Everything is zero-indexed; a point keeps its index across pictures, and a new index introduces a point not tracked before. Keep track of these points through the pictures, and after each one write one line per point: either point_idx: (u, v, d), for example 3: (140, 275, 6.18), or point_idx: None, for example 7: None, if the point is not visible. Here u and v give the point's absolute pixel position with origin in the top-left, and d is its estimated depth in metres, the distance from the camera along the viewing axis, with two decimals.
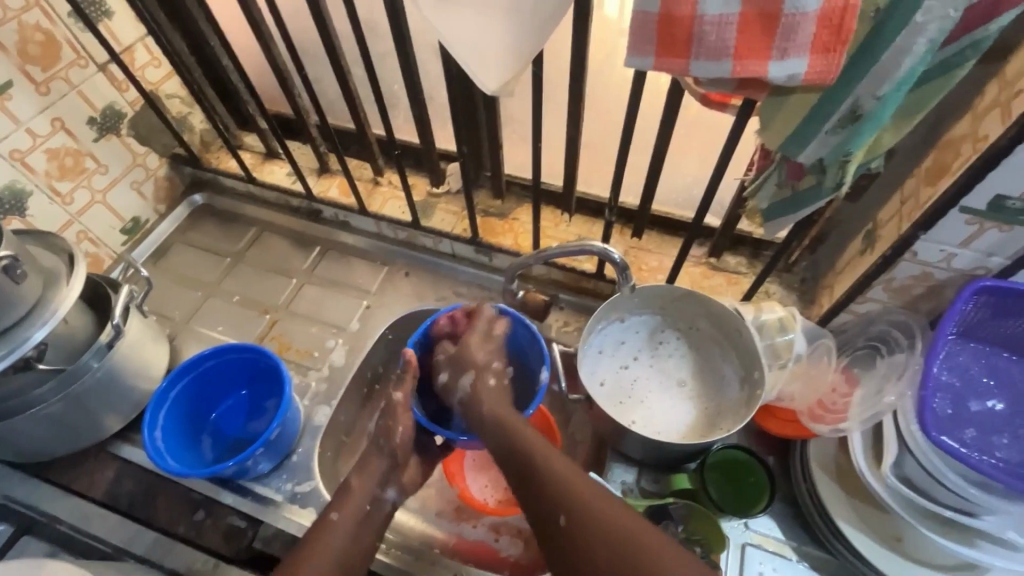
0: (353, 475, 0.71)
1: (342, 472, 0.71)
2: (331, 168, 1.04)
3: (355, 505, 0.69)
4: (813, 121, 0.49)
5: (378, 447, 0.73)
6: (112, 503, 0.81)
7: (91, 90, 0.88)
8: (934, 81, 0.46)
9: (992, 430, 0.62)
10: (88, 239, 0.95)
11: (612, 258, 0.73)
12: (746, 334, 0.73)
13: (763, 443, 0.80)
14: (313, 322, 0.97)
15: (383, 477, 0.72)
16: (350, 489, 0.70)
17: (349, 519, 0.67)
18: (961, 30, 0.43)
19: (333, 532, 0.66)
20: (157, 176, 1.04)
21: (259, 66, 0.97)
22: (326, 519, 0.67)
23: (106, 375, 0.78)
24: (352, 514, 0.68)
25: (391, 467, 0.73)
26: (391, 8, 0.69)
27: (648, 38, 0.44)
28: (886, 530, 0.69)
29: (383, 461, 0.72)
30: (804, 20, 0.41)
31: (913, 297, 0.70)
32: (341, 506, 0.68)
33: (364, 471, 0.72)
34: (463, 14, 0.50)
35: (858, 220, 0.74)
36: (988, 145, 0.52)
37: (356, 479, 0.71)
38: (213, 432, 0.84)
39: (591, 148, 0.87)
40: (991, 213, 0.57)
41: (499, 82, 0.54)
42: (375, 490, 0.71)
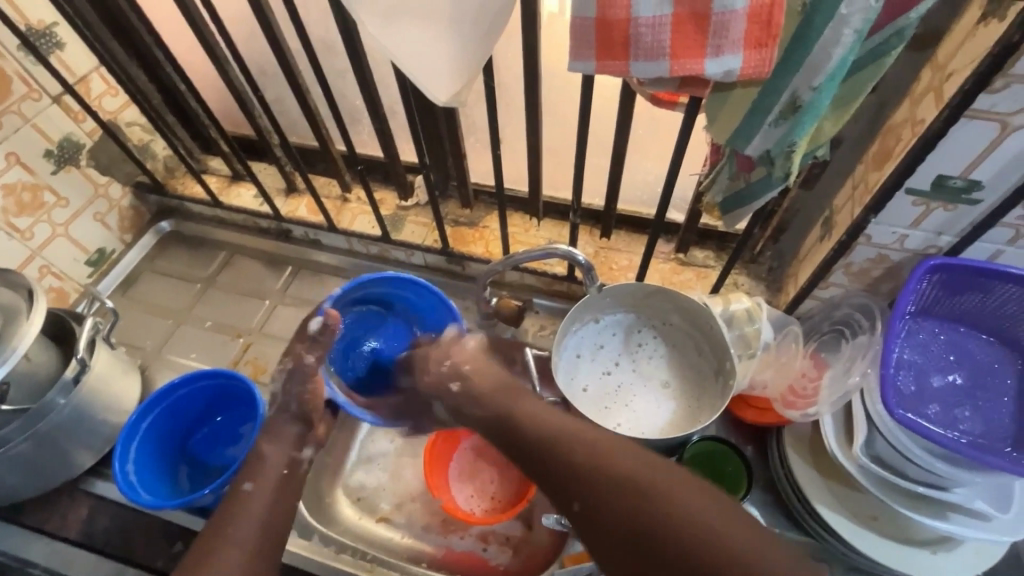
0: (281, 452, 0.71)
1: (268, 449, 0.71)
2: (298, 188, 1.03)
3: (272, 473, 0.69)
4: (755, 115, 0.50)
5: (287, 411, 0.74)
6: (87, 542, 0.79)
7: (46, 122, 0.87)
8: (865, 70, 0.48)
9: (954, 404, 0.64)
10: (51, 273, 0.93)
11: (577, 260, 0.73)
12: (715, 328, 0.74)
13: (740, 433, 0.82)
14: (288, 342, 0.96)
15: (296, 441, 0.73)
16: (283, 467, 0.70)
17: (265, 490, 0.67)
18: (885, 20, 0.44)
19: (251, 503, 0.65)
20: (121, 206, 1.03)
21: (217, 90, 0.97)
22: (241, 492, 0.66)
23: (74, 411, 0.76)
24: (271, 482, 0.68)
25: (303, 431, 0.74)
26: (343, 27, 0.69)
27: (587, 42, 0.45)
28: (863, 510, 0.71)
29: (294, 427, 0.74)
30: (734, 18, 0.42)
31: (873, 279, 0.71)
32: (254, 476, 0.68)
33: (277, 437, 0.72)
34: (406, 29, 0.50)
35: (815, 208, 0.76)
36: (924, 129, 0.54)
37: (270, 446, 0.71)
38: (190, 461, 0.82)
39: (553, 153, 0.88)
40: (934, 193, 0.59)
41: (448, 94, 0.54)
42: (290, 454, 0.71)
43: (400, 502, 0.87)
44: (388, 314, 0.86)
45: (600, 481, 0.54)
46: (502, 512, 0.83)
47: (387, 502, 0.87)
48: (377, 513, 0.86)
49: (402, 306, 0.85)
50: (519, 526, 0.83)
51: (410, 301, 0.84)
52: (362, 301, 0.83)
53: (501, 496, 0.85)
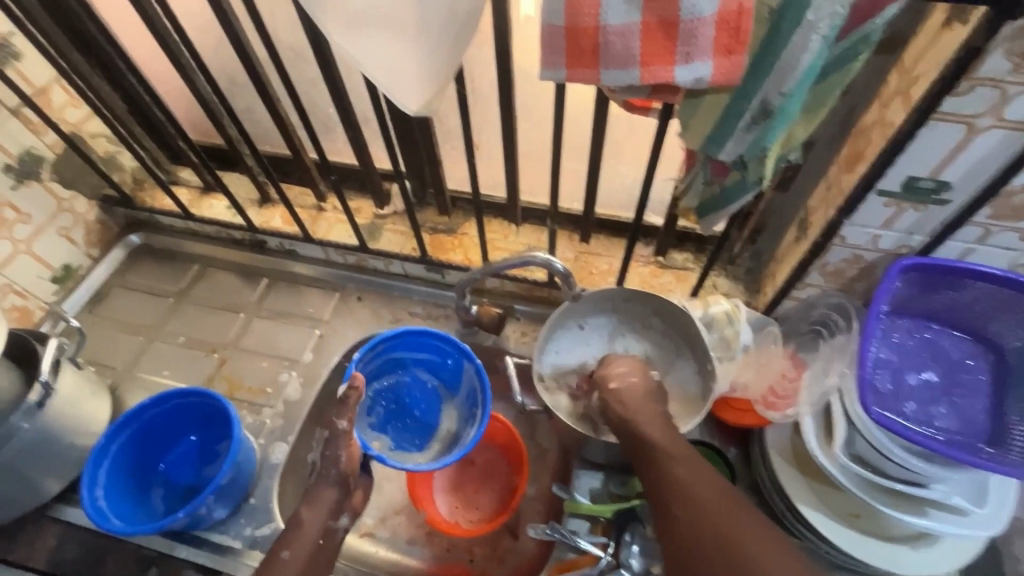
0: (318, 519, 0.67)
1: (306, 515, 0.67)
2: (272, 198, 1.01)
3: (306, 541, 0.66)
4: (727, 121, 0.50)
5: (326, 475, 0.68)
6: (57, 571, 0.76)
7: (4, 136, 0.84)
8: (833, 75, 0.48)
9: (929, 401, 0.65)
10: (14, 292, 0.90)
11: (555, 269, 0.72)
12: (694, 329, 0.75)
13: (722, 435, 0.81)
14: (265, 356, 0.94)
15: (334, 508, 0.68)
16: (319, 536, 0.67)
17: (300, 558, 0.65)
18: (852, 25, 0.44)
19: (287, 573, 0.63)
20: (87, 220, 1.00)
21: (185, 100, 0.94)
22: (276, 559, 0.64)
23: (40, 435, 0.73)
24: (305, 551, 0.65)
25: (342, 496, 0.69)
26: (311, 35, 0.68)
27: (557, 50, 0.45)
28: (845, 508, 0.71)
29: (332, 491, 0.68)
30: (703, 25, 0.42)
31: (848, 279, 0.72)
32: (290, 543, 0.65)
33: (314, 502, 0.68)
34: (372, 39, 0.49)
35: (791, 209, 0.76)
36: (894, 131, 0.54)
37: (306, 512, 0.67)
38: (163, 483, 0.80)
39: (530, 159, 0.88)
40: (905, 194, 0.59)
41: (418, 103, 0.53)
42: (326, 522, 0.67)
43: (384, 515, 0.85)
44: (402, 375, 0.83)
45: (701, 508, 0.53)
46: (487, 523, 0.82)
47: (371, 516, 0.85)
48: (360, 528, 0.84)
49: (421, 367, 0.84)
50: (505, 536, 0.82)
51: (427, 359, 0.83)
52: (379, 375, 0.81)
53: (486, 506, 0.84)
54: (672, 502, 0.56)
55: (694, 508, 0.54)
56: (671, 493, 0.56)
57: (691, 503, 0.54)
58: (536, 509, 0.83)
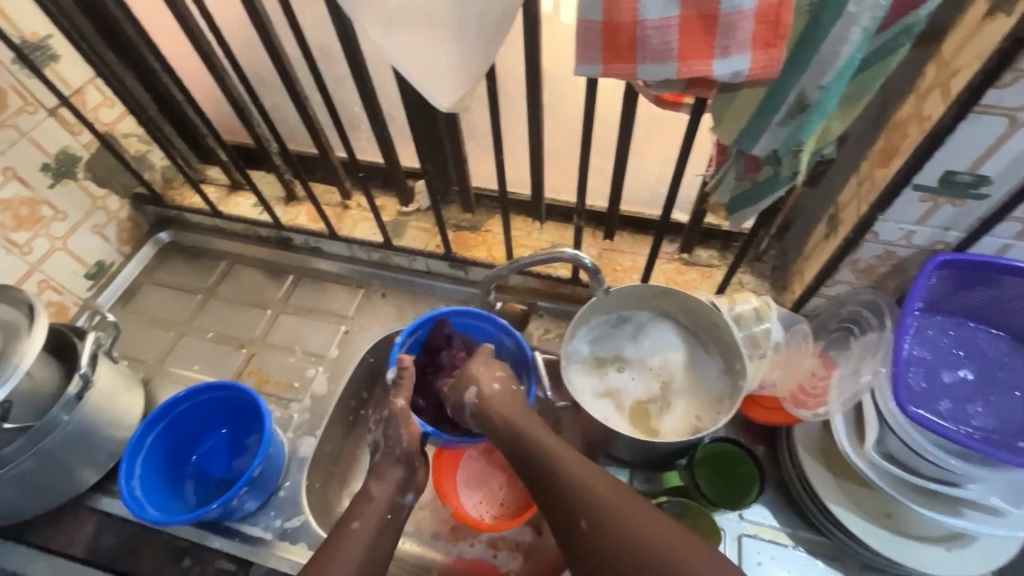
0: (387, 495, 0.70)
1: (376, 491, 0.70)
2: (298, 196, 1.03)
3: (375, 514, 0.68)
4: (762, 115, 0.50)
5: (390, 453, 0.72)
6: (94, 559, 0.78)
7: (42, 135, 0.86)
8: (872, 68, 0.48)
9: (964, 399, 0.64)
10: (50, 287, 0.92)
11: (583, 264, 0.72)
12: (722, 326, 0.74)
13: (749, 433, 0.81)
14: (292, 352, 0.95)
15: (399, 486, 0.71)
16: (388, 510, 0.69)
17: (369, 528, 0.67)
18: (893, 17, 0.44)
19: (355, 543, 0.65)
20: (119, 218, 1.02)
21: (214, 99, 0.96)
22: (347, 529, 0.67)
23: (78, 427, 0.75)
24: (373, 522, 0.68)
25: (406, 475, 0.71)
26: (342, 33, 0.69)
27: (594, 45, 0.45)
28: (875, 508, 0.70)
29: (397, 469, 0.71)
30: (742, 19, 0.41)
31: (880, 275, 0.71)
32: (360, 514, 0.68)
33: (381, 478, 0.71)
34: (407, 36, 0.50)
35: (821, 205, 0.75)
36: (932, 124, 0.54)
37: (376, 486, 0.70)
38: (195, 475, 0.81)
39: (555, 156, 0.88)
40: (941, 189, 0.58)
41: (452, 100, 0.54)
42: (393, 497, 0.70)
43: (409, 510, 0.86)
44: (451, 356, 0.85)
45: (609, 516, 0.57)
46: (511, 518, 0.82)
47: None
48: None
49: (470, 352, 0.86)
50: (529, 532, 0.82)
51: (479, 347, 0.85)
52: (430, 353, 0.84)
53: (510, 501, 0.85)
54: (580, 517, 0.58)
55: (603, 520, 0.57)
56: (579, 508, 0.58)
57: (601, 518, 0.57)
58: None
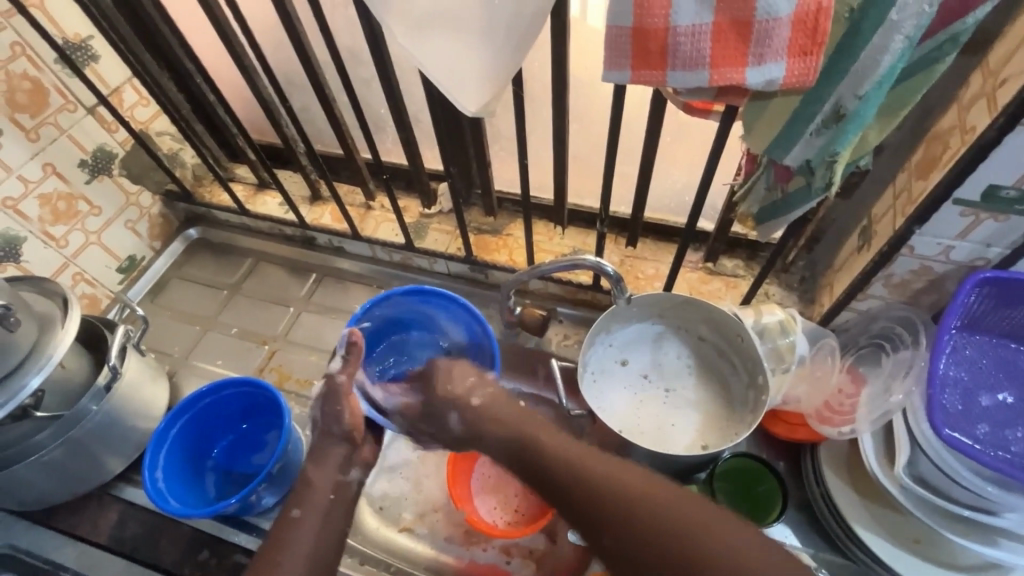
0: (328, 476, 0.69)
1: (315, 474, 0.69)
2: (323, 196, 1.04)
3: (319, 498, 0.67)
4: (796, 124, 0.48)
5: (330, 434, 0.71)
6: (117, 548, 0.80)
7: (81, 133, 0.89)
8: (914, 77, 0.46)
9: (1004, 424, 0.61)
10: (84, 280, 0.95)
11: (605, 272, 0.71)
12: (747, 339, 0.72)
13: (771, 448, 0.79)
14: (312, 350, 0.96)
15: (342, 465, 0.70)
16: (330, 491, 0.68)
17: (313, 515, 0.66)
18: (939, 24, 0.42)
19: (301, 529, 0.65)
20: (151, 214, 1.04)
21: (244, 99, 0.98)
22: (288, 517, 0.66)
23: (104, 417, 0.77)
24: (317, 507, 0.67)
25: (349, 451, 0.71)
26: (371, 38, 0.69)
27: (623, 52, 0.44)
28: (904, 532, 0.68)
29: (340, 448, 0.71)
30: (779, 26, 0.40)
31: (914, 291, 0.68)
32: (301, 502, 0.67)
33: (323, 461, 0.70)
34: (435, 41, 0.50)
35: (853, 216, 0.73)
36: (976, 137, 0.51)
37: (316, 471, 0.69)
38: (215, 468, 0.83)
39: (579, 161, 0.87)
40: (984, 204, 0.56)
41: (478, 105, 0.53)
42: (336, 477, 0.69)
43: (423, 512, 0.86)
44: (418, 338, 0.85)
45: (642, 507, 0.51)
46: (526, 525, 0.82)
47: (410, 512, 0.86)
48: (400, 523, 0.85)
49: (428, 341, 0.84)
50: (543, 539, 0.82)
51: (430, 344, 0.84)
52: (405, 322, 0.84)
53: (525, 508, 0.84)
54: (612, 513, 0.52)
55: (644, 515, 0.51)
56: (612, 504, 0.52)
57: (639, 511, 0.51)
58: None
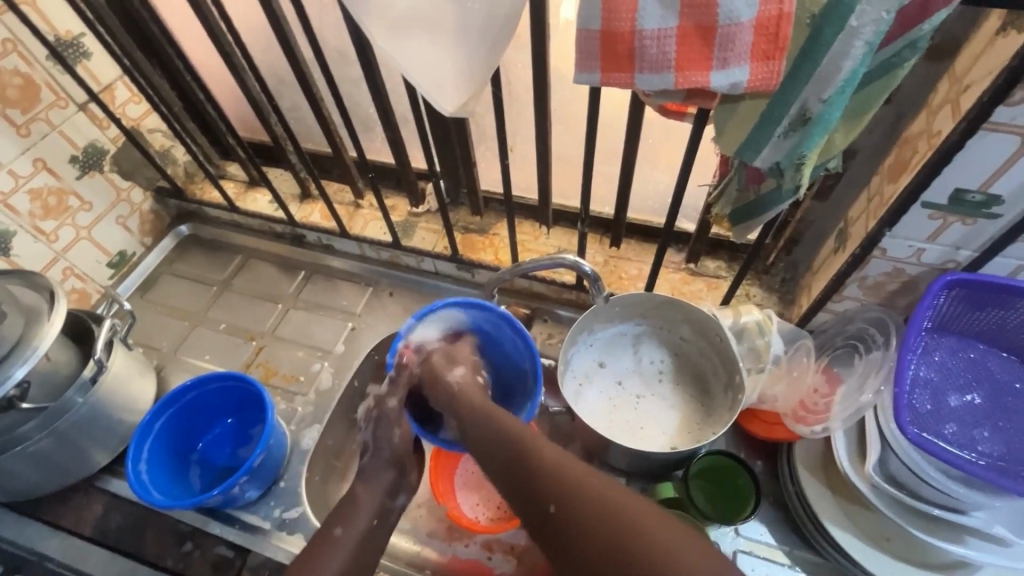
0: (374, 497, 0.67)
1: (362, 493, 0.67)
2: (312, 194, 1.05)
3: (360, 519, 0.66)
4: (764, 127, 0.49)
5: (380, 456, 0.70)
6: (101, 539, 0.81)
7: (71, 129, 0.90)
8: (878, 81, 0.47)
9: (972, 424, 0.62)
10: (74, 274, 0.96)
11: (583, 271, 0.72)
12: (724, 339, 0.73)
13: (749, 448, 0.80)
14: (299, 346, 0.97)
15: (389, 488, 0.68)
16: (374, 514, 0.66)
17: (355, 534, 0.64)
18: (897, 31, 0.43)
19: (336, 550, 0.63)
20: (142, 210, 1.05)
21: (235, 97, 0.99)
22: (330, 535, 0.64)
23: (90, 409, 0.78)
24: (358, 528, 0.65)
25: (397, 476, 0.69)
26: (356, 37, 0.70)
27: (592, 54, 0.45)
28: (876, 531, 0.69)
29: (388, 472, 0.69)
30: (742, 30, 0.41)
31: (888, 293, 0.70)
32: (344, 520, 0.65)
33: (370, 480, 0.68)
34: (411, 42, 0.51)
35: (830, 218, 0.74)
36: (941, 141, 0.52)
37: (362, 489, 0.68)
38: (201, 462, 0.84)
39: (564, 161, 0.88)
40: (952, 207, 0.57)
41: (455, 104, 0.54)
42: (382, 501, 0.67)
43: (406, 508, 0.87)
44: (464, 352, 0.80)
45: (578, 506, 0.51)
46: (506, 521, 0.83)
47: None
48: None
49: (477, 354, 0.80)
50: (523, 536, 0.82)
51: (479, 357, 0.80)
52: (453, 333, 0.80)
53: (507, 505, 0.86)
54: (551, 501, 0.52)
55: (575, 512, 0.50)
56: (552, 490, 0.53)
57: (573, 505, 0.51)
58: None
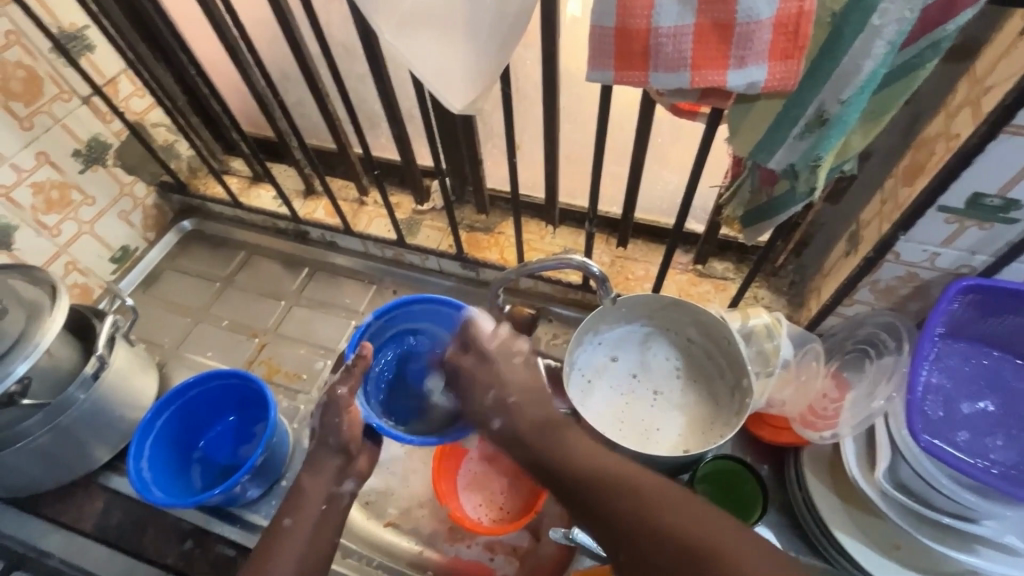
0: (322, 487, 0.67)
1: (308, 484, 0.67)
2: (316, 190, 1.04)
3: (311, 508, 0.65)
4: (779, 127, 0.48)
5: (326, 443, 0.68)
6: (102, 536, 0.80)
7: (75, 122, 0.89)
8: (898, 82, 0.46)
9: (985, 432, 0.61)
10: (76, 269, 0.96)
11: (591, 272, 0.71)
12: (733, 342, 0.72)
13: (756, 451, 0.79)
14: (302, 344, 0.96)
15: (337, 475, 0.68)
16: (322, 502, 0.66)
17: (306, 523, 0.64)
18: (920, 31, 0.42)
19: (291, 540, 0.63)
20: (145, 205, 1.05)
21: (240, 92, 0.98)
22: (279, 527, 0.64)
23: (93, 406, 0.78)
24: (308, 518, 0.65)
25: (343, 464, 0.68)
26: (363, 33, 0.69)
27: (605, 51, 0.44)
28: (885, 538, 0.68)
29: (335, 459, 0.68)
30: (760, 28, 0.40)
31: (900, 297, 0.68)
32: (293, 511, 0.65)
33: (315, 471, 0.67)
34: (420, 37, 0.50)
35: (841, 221, 0.73)
36: (960, 144, 0.51)
37: (309, 480, 0.67)
38: (202, 459, 0.83)
39: (571, 160, 0.87)
40: (968, 211, 0.56)
41: (464, 102, 0.53)
42: (330, 488, 0.67)
43: (408, 507, 0.86)
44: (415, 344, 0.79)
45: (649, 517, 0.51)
46: (509, 523, 0.82)
47: (395, 507, 0.86)
48: (384, 518, 0.86)
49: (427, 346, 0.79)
50: (527, 537, 0.82)
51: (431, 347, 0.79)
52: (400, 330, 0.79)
53: (510, 506, 0.85)
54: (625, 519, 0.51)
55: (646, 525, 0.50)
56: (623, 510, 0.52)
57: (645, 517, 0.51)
58: (558, 513, 0.81)
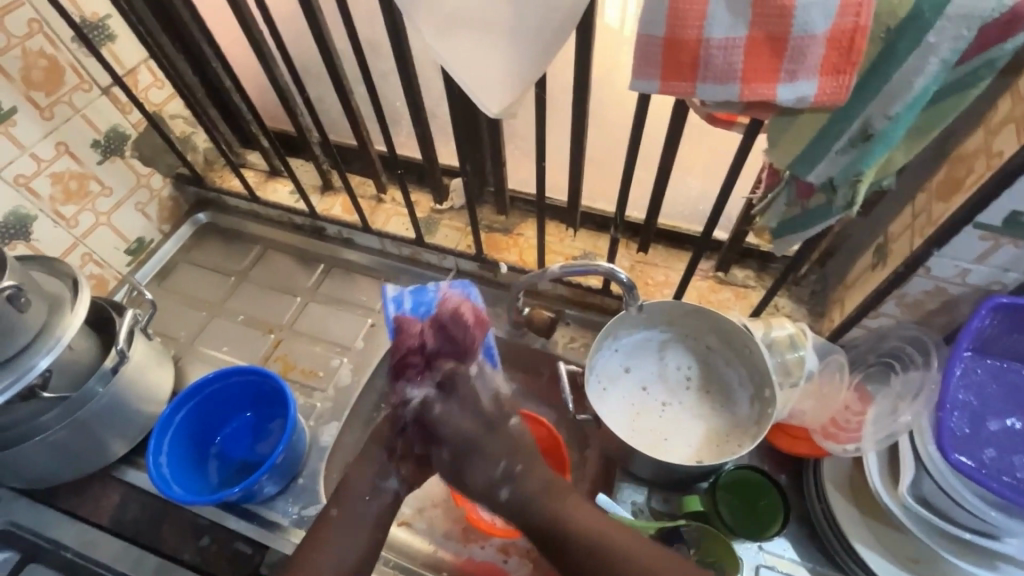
0: (364, 480, 0.69)
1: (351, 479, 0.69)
2: (334, 186, 1.03)
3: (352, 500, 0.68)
4: (823, 141, 0.48)
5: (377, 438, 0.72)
6: (118, 530, 0.80)
7: (95, 113, 0.89)
8: (946, 100, 0.46)
9: (1012, 449, 0.61)
10: (92, 260, 0.95)
11: (619, 278, 0.70)
12: (756, 351, 0.72)
13: (773, 461, 0.79)
14: (318, 341, 0.96)
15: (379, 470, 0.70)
16: (366, 493, 0.69)
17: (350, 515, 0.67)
18: (974, 51, 0.42)
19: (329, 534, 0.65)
20: (161, 196, 1.04)
21: (260, 85, 0.97)
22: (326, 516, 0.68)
23: (111, 399, 0.77)
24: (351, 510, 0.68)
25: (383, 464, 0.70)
26: (393, 32, 0.69)
27: (652, 61, 0.44)
28: (904, 552, 0.68)
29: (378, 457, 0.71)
30: (814, 43, 0.40)
31: (927, 311, 0.68)
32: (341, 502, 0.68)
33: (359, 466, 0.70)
34: (460, 42, 0.49)
35: (869, 233, 0.73)
36: (1002, 162, 0.51)
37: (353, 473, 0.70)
38: (218, 455, 0.83)
39: (595, 163, 0.87)
40: (1005, 229, 0.56)
41: (501, 106, 0.53)
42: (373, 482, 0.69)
43: (422, 507, 0.86)
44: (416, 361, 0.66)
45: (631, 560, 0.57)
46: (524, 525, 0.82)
47: (409, 506, 0.87)
48: (398, 517, 0.86)
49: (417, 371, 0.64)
50: None
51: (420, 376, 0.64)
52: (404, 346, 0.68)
53: None
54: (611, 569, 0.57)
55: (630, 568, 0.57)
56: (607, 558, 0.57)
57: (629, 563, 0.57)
58: None
